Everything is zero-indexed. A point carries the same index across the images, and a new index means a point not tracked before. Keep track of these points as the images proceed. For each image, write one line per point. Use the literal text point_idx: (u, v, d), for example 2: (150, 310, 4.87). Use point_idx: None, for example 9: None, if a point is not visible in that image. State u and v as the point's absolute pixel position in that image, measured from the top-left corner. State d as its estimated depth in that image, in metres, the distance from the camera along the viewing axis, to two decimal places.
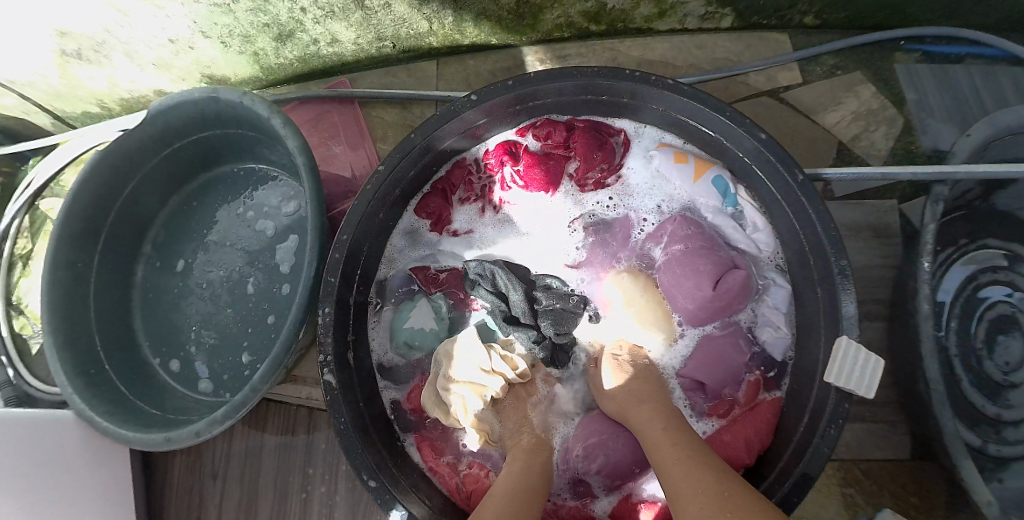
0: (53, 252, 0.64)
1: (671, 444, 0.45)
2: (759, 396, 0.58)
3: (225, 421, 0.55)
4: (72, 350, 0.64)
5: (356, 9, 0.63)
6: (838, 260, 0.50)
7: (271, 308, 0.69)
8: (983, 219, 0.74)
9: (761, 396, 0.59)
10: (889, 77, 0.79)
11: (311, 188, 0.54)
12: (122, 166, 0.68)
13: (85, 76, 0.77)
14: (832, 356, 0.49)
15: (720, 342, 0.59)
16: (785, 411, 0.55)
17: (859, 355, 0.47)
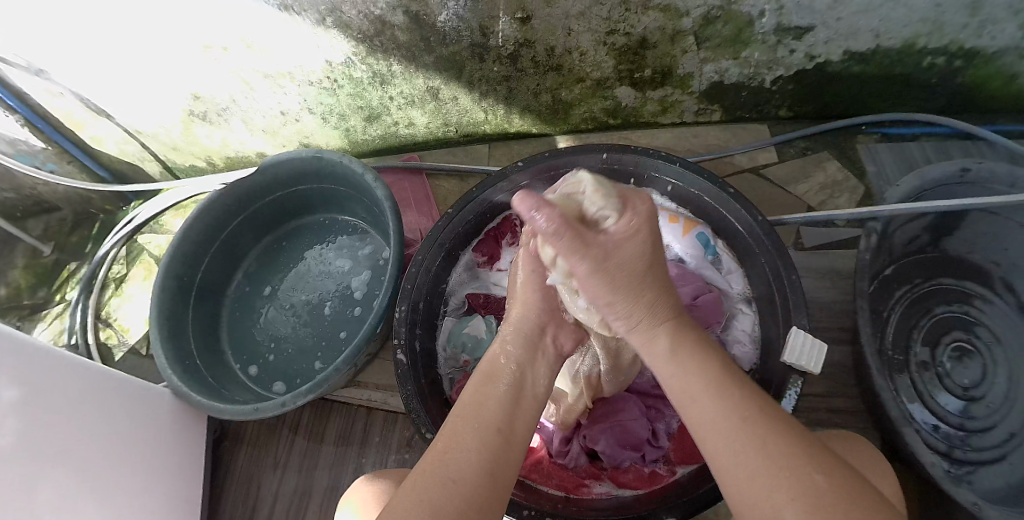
0: (165, 267, 0.81)
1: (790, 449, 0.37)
2: None
3: (308, 394, 0.72)
4: (173, 343, 0.79)
5: (431, 100, 0.85)
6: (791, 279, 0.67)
7: (344, 326, 0.84)
8: (944, 264, 0.94)
9: None
10: (852, 155, 0.96)
11: (395, 229, 0.74)
12: (230, 205, 0.85)
13: (204, 135, 0.97)
14: (788, 342, 0.65)
15: None
16: None
17: (807, 342, 0.63)
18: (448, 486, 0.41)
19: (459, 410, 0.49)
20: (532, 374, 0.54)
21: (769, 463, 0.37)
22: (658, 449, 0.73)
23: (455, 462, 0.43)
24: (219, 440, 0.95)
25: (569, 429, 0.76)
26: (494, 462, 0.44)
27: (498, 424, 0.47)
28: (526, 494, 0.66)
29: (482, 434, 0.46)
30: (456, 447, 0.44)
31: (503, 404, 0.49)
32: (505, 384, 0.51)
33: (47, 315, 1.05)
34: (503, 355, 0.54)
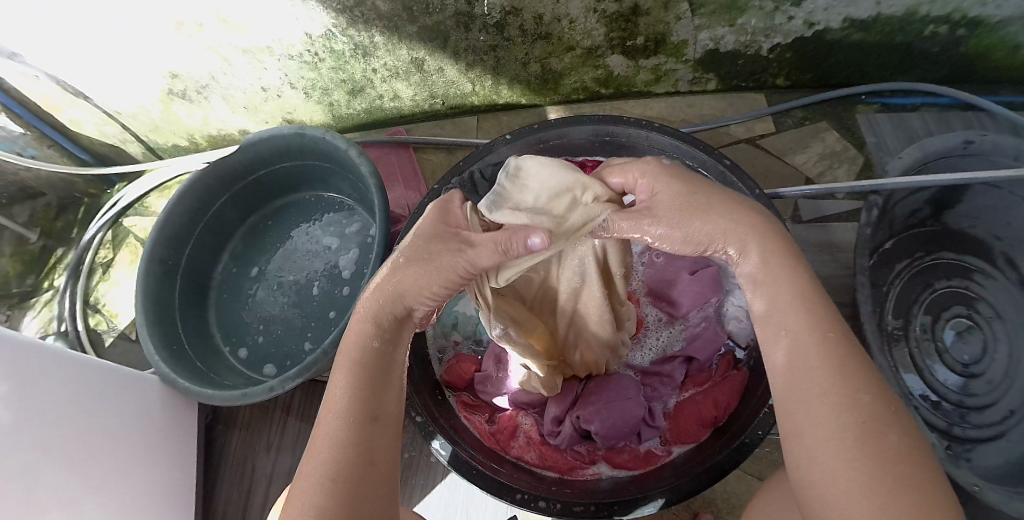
0: (149, 250, 0.79)
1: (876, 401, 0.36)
2: (730, 370, 0.72)
3: (298, 378, 0.71)
4: (160, 329, 0.77)
5: (416, 72, 0.82)
6: None
7: (333, 306, 0.82)
8: (944, 237, 0.92)
9: (731, 371, 0.72)
10: (850, 125, 0.94)
11: (380, 206, 0.71)
12: (212, 185, 0.83)
13: (183, 113, 0.95)
14: None
15: (695, 333, 0.76)
16: (751, 376, 0.68)
17: None
18: (330, 486, 0.38)
19: (327, 398, 0.44)
20: (396, 350, 0.49)
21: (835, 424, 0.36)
22: (655, 429, 0.70)
23: (328, 459, 0.40)
24: (212, 425, 0.94)
25: (561, 409, 0.72)
26: (370, 447, 0.41)
27: (367, 413, 0.43)
28: (521, 478, 0.64)
29: (353, 425, 0.42)
30: (328, 438, 0.41)
31: (357, 391, 0.44)
32: (366, 369, 0.46)
33: (36, 303, 1.03)
34: (362, 339, 0.48)
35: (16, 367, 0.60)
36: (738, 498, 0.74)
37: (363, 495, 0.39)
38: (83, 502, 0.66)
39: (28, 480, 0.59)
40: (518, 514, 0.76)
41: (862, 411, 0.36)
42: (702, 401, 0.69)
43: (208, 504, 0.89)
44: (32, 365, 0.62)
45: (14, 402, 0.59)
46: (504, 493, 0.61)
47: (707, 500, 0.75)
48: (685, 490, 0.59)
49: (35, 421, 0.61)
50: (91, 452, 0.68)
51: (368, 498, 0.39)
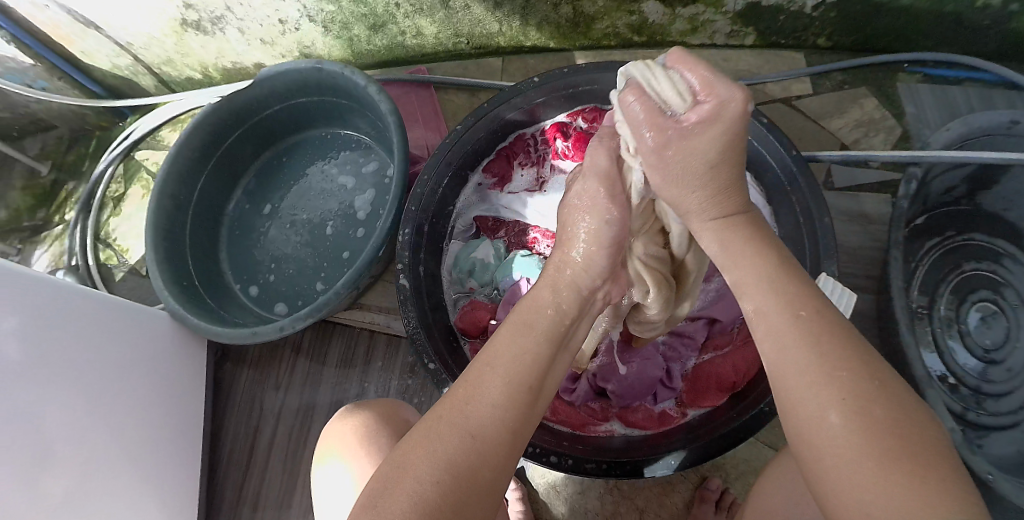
0: (161, 185, 0.77)
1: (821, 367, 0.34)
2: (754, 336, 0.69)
3: (308, 318, 0.69)
4: (171, 265, 0.76)
5: (441, 8, 0.78)
6: (823, 224, 0.62)
7: (346, 247, 0.80)
8: (977, 218, 0.88)
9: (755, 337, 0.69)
10: (891, 93, 0.89)
11: (400, 144, 0.69)
12: (226, 119, 0.81)
13: (198, 45, 0.92)
14: (814, 292, 0.61)
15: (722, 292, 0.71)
16: None
17: (837, 290, 0.58)
18: (473, 441, 0.36)
19: (493, 351, 0.42)
20: (571, 331, 0.46)
21: (847, 392, 0.32)
22: (671, 390, 0.68)
23: (488, 412, 0.37)
24: (220, 363, 0.93)
25: (576, 365, 0.69)
26: (521, 418, 0.38)
27: (531, 383, 0.40)
28: (534, 431, 0.63)
29: (517, 390, 0.39)
30: (490, 391, 0.39)
31: (542, 358, 0.42)
32: (543, 334, 0.43)
33: (48, 237, 1.02)
34: (548, 305, 0.45)
35: (29, 301, 0.60)
36: (748, 464, 0.73)
37: (499, 465, 0.36)
38: (98, 436, 0.67)
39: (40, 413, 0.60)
40: (523, 464, 0.76)
41: (851, 379, 0.32)
42: (721, 365, 0.66)
43: (215, 441, 0.89)
44: (44, 298, 0.62)
45: (28, 336, 0.59)
46: None
47: (716, 465, 0.73)
48: (699, 455, 0.58)
49: (48, 356, 0.61)
50: (104, 387, 0.69)
51: (499, 475, 0.36)
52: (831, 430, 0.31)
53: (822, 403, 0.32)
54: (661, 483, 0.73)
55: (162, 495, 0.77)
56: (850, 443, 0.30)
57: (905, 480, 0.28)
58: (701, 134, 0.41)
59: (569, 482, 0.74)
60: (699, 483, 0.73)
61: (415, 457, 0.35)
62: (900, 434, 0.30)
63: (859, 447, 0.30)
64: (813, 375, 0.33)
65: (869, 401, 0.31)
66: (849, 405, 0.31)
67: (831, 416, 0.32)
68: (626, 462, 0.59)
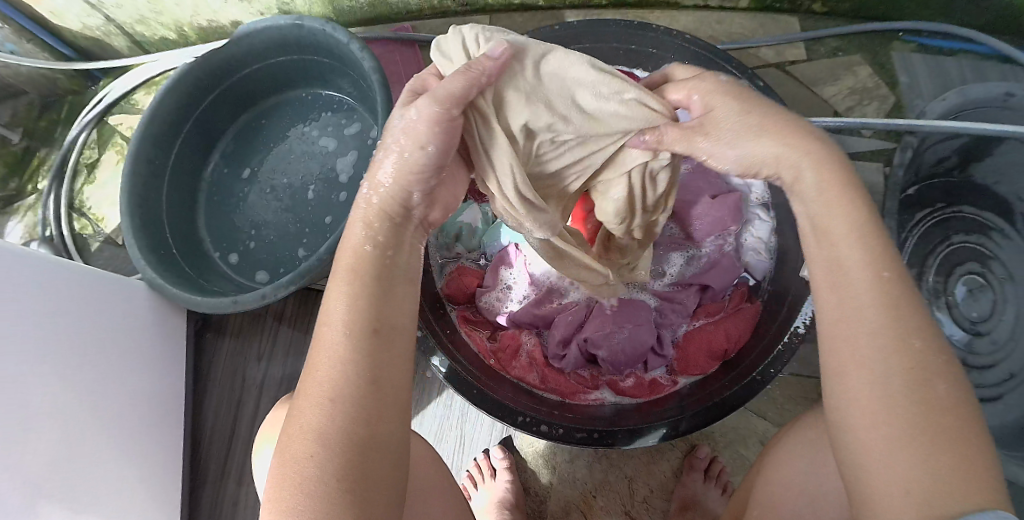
0: (134, 148, 0.74)
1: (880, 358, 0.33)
2: (744, 303, 0.68)
3: (291, 285, 0.67)
4: (146, 233, 0.73)
5: None
6: None
7: (329, 211, 0.78)
8: (965, 190, 0.87)
9: (745, 304, 0.68)
10: (885, 61, 0.88)
11: (384, 104, 0.66)
12: (201, 79, 0.77)
13: (171, 3, 0.88)
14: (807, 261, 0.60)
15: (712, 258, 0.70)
16: (766, 314, 0.64)
17: None
18: (330, 406, 0.34)
19: (324, 307, 0.38)
20: (403, 253, 0.42)
21: (901, 382, 0.32)
22: (662, 358, 0.67)
23: (336, 369, 0.35)
24: (200, 334, 0.91)
25: (567, 331, 0.67)
26: (375, 366, 0.36)
27: (365, 328, 0.37)
28: (522, 400, 0.61)
29: (356, 341, 0.36)
30: (329, 354, 0.36)
31: (373, 297, 0.38)
32: (367, 272, 0.39)
33: (19, 209, 0.98)
34: (366, 237, 0.41)
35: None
36: (735, 432, 0.73)
37: (375, 418, 0.35)
38: (77, 409, 0.65)
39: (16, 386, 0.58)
40: (512, 434, 0.75)
41: (911, 370, 0.32)
42: (713, 331, 0.65)
43: (198, 414, 0.87)
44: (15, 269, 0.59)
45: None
46: (505, 414, 0.59)
47: (704, 433, 0.73)
48: (688, 425, 0.58)
49: (22, 327, 0.59)
50: (83, 361, 0.67)
51: (376, 426, 0.35)
52: (868, 404, 0.32)
53: (869, 384, 0.32)
54: (649, 451, 0.73)
55: (145, 469, 0.76)
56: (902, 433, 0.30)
57: (949, 463, 0.29)
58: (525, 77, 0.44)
59: (558, 451, 0.74)
60: (687, 451, 0.72)
61: (292, 439, 0.34)
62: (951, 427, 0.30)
63: (899, 430, 0.31)
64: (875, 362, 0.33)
65: (924, 386, 0.31)
66: (893, 388, 0.32)
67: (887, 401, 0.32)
68: (617, 431, 0.58)
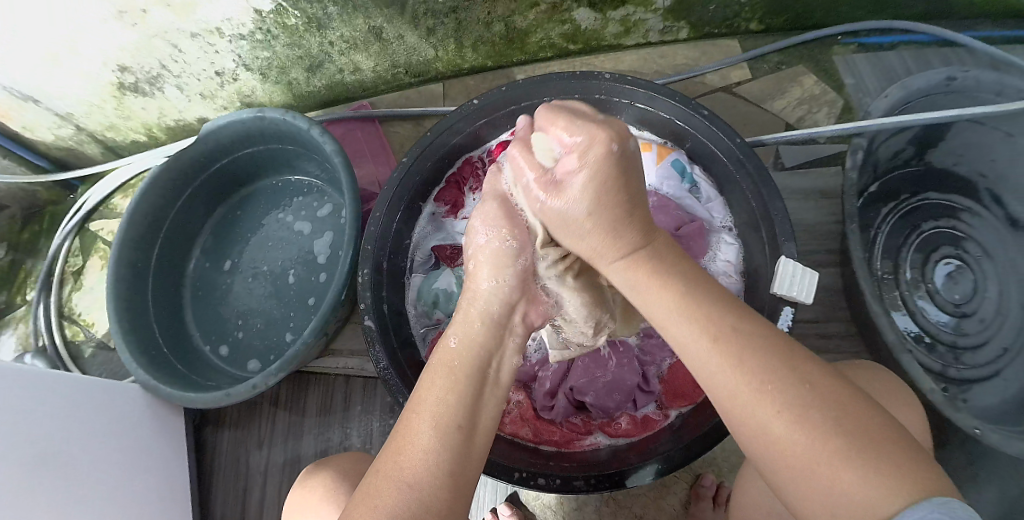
0: (117, 253, 0.76)
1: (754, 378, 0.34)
2: None
3: (280, 371, 0.68)
4: (136, 335, 0.74)
5: (375, 41, 0.79)
6: (777, 208, 0.63)
7: (311, 292, 0.80)
8: (928, 177, 0.90)
9: None
10: (829, 67, 0.91)
11: (349, 184, 0.69)
12: (175, 179, 0.80)
13: (139, 106, 0.91)
14: (776, 274, 0.61)
15: None
16: None
17: (797, 271, 0.59)
18: (407, 493, 0.35)
19: (417, 396, 0.42)
20: (497, 358, 0.46)
21: (778, 386, 0.34)
22: (650, 395, 0.67)
23: (420, 461, 0.37)
24: (200, 428, 0.91)
25: (552, 382, 0.68)
26: (456, 457, 0.38)
27: (456, 422, 0.39)
28: (517, 455, 0.61)
29: (442, 430, 0.38)
30: (415, 440, 0.38)
31: (466, 398, 0.41)
32: (463, 372, 0.43)
33: (12, 320, 0.99)
34: (456, 343, 0.45)
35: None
36: (738, 454, 0.73)
37: (447, 511, 0.35)
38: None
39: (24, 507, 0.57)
40: (517, 489, 0.75)
41: (771, 380, 0.34)
42: None
43: (205, 510, 0.86)
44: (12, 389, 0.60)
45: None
46: (500, 472, 0.58)
47: (706, 461, 0.73)
48: (682, 460, 0.57)
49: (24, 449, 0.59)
50: (87, 472, 0.67)
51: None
52: (774, 426, 0.33)
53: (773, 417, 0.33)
54: (655, 487, 0.73)
55: None
56: (814, 453, 0.31)
57: (875, 472, 0.30)
58: (577, 187, 0.44)
59: (566, 500, 0.73)
60: (692, 482, 0.72)
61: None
62: (862, 435, 0.31)
63: (816, 447, 0.31)
64: (750, 392, 0.34)
65: (812, 390, 0.33)
66: (790, 410, 0.33)
67: (780, 430, 0.33)
68: (612, 473, 0.57)
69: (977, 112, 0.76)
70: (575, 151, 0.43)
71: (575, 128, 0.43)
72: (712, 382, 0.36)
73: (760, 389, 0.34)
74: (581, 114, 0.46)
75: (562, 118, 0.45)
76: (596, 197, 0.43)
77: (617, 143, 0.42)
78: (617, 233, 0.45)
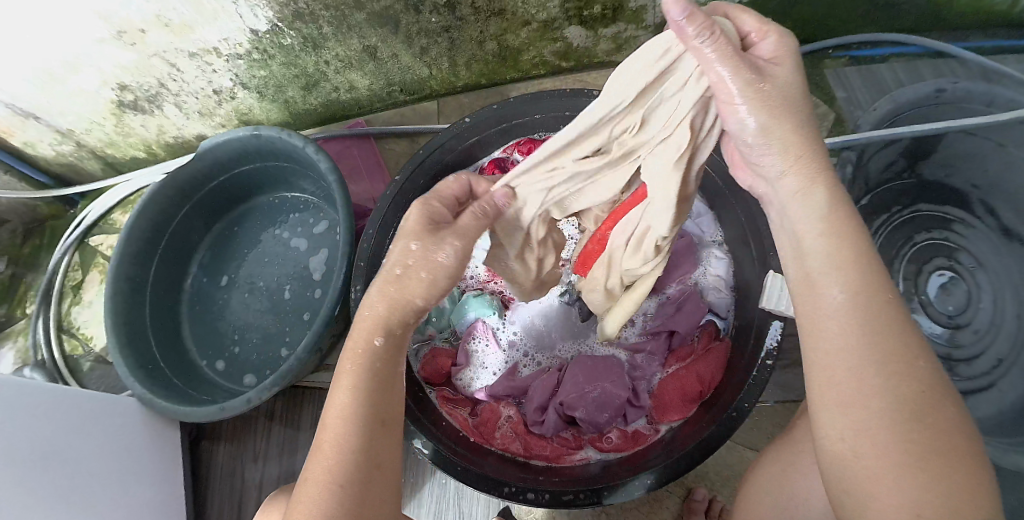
0: (115, 269, 0.76)
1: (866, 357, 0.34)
2: (714, 341, 0.69)
3: (275, 385, 0.68)
4: (132, 350, 0.75)
5: (370, 60, 0.80)
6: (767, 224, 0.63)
7: (306, 308, 0.81)
8: (925, 188, 0.90)
9: (715, 342, 0.69)
10: (819, 81, 0.92)
11: (342, 201, 0.69)
12: (173, 195, 0.81)
13: (138, 123, 0.92)
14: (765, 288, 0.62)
15: (677, 302, 0.72)
16: (735, 350, 0.65)
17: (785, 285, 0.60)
18: (338, 492, 0.38)
19: (323, 414, 0.42)
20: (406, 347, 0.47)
21: (901, 370, 0.34)
22: (640, 409, 0.68)
23: (334, 464, 0.39)
24: (196, 441, 0.91)
25: (542, 397, 0.68)
26: (370, 449, 0.40)
27: (374, 415, 0.41)
28: (506, 470, 0.61)
29: (354, 427, 0.40)
30: (322, 453, 0.40)
31: (377, 387, 0.43)
32: (371, 359, 0.44)
33: (10, 334, 0.99)
34: (376, 334, 0.45)
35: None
36: (731, 468, 0.73)
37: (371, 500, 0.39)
38: None
39: None
40: (509, 503, 0.75)
41: (891, 364, 0.34)
42: (685, 375, 0.66)
43: None
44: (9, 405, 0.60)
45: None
46: (491, 487, 0.58)
47: (700, 474, 0.74)
48: (671, 472, 0.57)
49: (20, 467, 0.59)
50: (84, 488, 0.67)
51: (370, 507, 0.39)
52: (867, 413, 0.34)
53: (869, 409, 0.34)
54: (649, 501, 0.73)
55: None
56: (886, 451, 0.32)
57: (945, 491, 0.30)
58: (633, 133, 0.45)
59: (559, 514, 0.74)
60: (686, 496, 0.72)
61: None
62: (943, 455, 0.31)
63: (900, 458, 0.32)
64: (864, 373, 0.34)
65: (934, 414, 0.33)
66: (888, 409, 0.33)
67: (867, 416, 0.33)
68: (601, 487, 0.58)
69: (965, 123, 0.76)
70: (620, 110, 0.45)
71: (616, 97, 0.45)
72: (830, 345, 0.36)
73: (880, 379, 0.34)
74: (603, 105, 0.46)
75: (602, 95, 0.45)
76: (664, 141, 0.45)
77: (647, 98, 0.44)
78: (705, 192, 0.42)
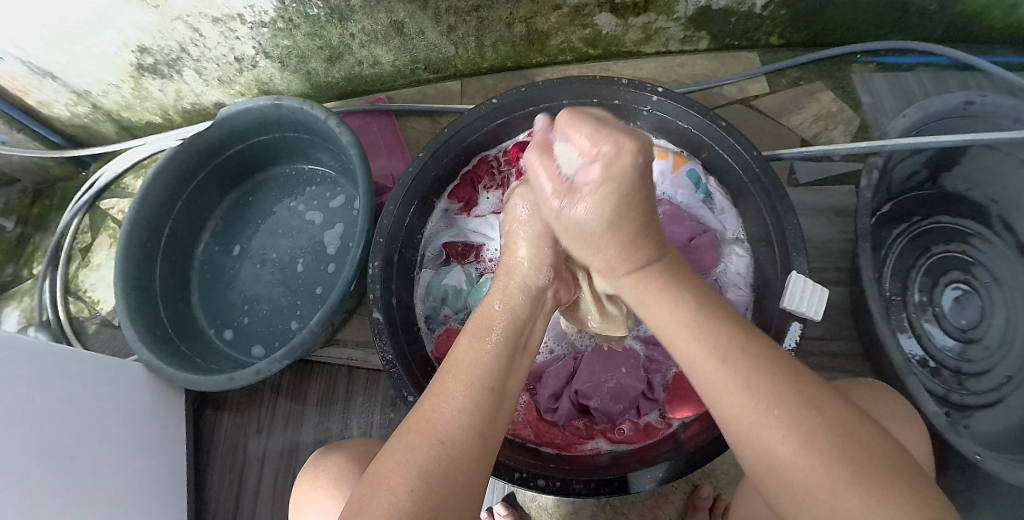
0: (128, 233, 0.76)
1: (745, 382, 0.36)
2: None
3: (285, 358, 0.68)
4: (142, 315, 0.74)
5: (396, 35, 0.79)
6: (791, 223, 0.62)
7: (319, 282, 0.80)
8: (945, 199, 0.89)
9: None
10: (847, 85, 0.91)
11: (363, 176, 0.69)
12: (189, 162, 0.80)
13: (156, 88, 0.91)
14: (786, 288, 0.61)
15: None
16: None
17: (808, 287, 0.60)
18: (443, 447, 0.36)
19: (447, 366, 0.42)
20: (529, 326, 0.48)
21: (783, 394, 0.34)
22: (653, 402, 0.67)
23: (450, 418, 0.38)
24: (199, 410, 0.91)
25: (556, 385, 0.68)
26: (488, 417, 0.39)
27: (492, 385, 0.41)
28: (517, 455, 0.61)
29: (474, 390, 0.40)
30: (449, 397, 0.39)
31: (500, 362, 0.43)
32: (500, 336, 0.44)
33: (17, 293, 0.99)
34: (499, 308, 0.48)
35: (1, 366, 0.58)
36: (737, 467, 0.73)
37: (472, 464, 0.36)
38: (84, 501, 0.64)
39: (23, 483, 0.57)
40: (513, 489, 0.75)
41: (777, 391, 0.34)
42: None
43: (201, 492, 0.86)
44: (17, 363, 0.60)
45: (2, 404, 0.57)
46: (501, 471, 0.58)
47: (706, 471, 0.73)
48: (687, 465, 0.57)
49: (26, 425, 0.59)
50: (87, 451, 0.66)
51: (472, 480, 0.36)
52: (776, 438, 0.33)
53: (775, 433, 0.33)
54: (653, 495, 0.73)
55: None
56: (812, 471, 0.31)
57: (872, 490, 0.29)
58: (597, 195, 0.43)
59: (562, 503, 0.73)
60: (690, 492, 0.72)
61: (389, 476, 0.35)
62: (864, 455, 0.31)
63: (821, 470, 0.31)
64: (756, 401, 0.34)
65: (828, 418, 0.33)
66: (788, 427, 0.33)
67: (780, 441, 0.33)
68: (613, 478, 0.57)
69: (992, 136, 0.74)
70: (598, 159, 0.42)
71: (598, 133, 0.42)
72: (714, 381, 0.37)
73: (768, 406, 0.34)
74: (604, 124, 0.43)
75: (586, 129, 0.42)
76: (613, 209, 0.43)
77: (641, 153, 0.42)
78: (632, 247, 0.45)
